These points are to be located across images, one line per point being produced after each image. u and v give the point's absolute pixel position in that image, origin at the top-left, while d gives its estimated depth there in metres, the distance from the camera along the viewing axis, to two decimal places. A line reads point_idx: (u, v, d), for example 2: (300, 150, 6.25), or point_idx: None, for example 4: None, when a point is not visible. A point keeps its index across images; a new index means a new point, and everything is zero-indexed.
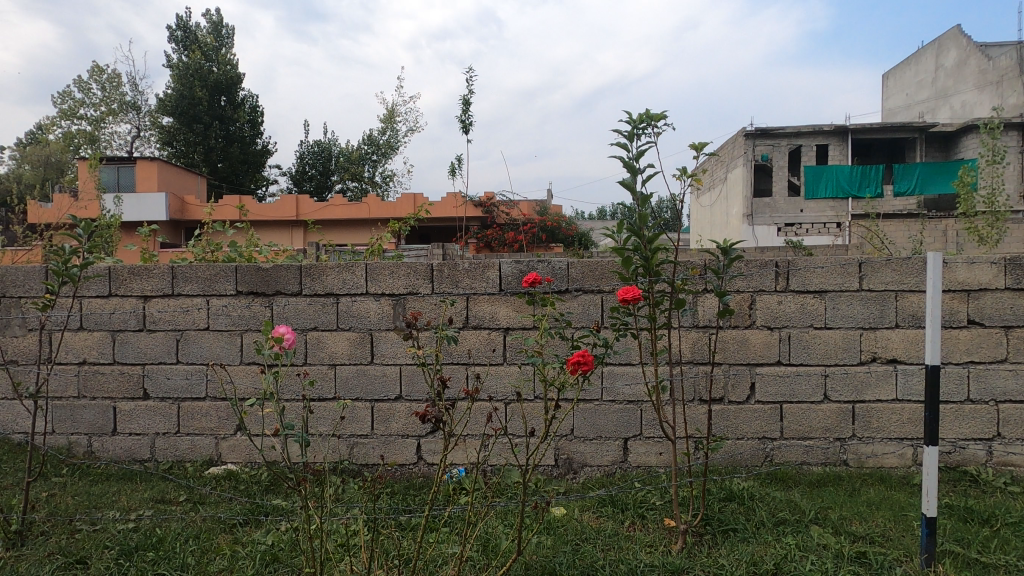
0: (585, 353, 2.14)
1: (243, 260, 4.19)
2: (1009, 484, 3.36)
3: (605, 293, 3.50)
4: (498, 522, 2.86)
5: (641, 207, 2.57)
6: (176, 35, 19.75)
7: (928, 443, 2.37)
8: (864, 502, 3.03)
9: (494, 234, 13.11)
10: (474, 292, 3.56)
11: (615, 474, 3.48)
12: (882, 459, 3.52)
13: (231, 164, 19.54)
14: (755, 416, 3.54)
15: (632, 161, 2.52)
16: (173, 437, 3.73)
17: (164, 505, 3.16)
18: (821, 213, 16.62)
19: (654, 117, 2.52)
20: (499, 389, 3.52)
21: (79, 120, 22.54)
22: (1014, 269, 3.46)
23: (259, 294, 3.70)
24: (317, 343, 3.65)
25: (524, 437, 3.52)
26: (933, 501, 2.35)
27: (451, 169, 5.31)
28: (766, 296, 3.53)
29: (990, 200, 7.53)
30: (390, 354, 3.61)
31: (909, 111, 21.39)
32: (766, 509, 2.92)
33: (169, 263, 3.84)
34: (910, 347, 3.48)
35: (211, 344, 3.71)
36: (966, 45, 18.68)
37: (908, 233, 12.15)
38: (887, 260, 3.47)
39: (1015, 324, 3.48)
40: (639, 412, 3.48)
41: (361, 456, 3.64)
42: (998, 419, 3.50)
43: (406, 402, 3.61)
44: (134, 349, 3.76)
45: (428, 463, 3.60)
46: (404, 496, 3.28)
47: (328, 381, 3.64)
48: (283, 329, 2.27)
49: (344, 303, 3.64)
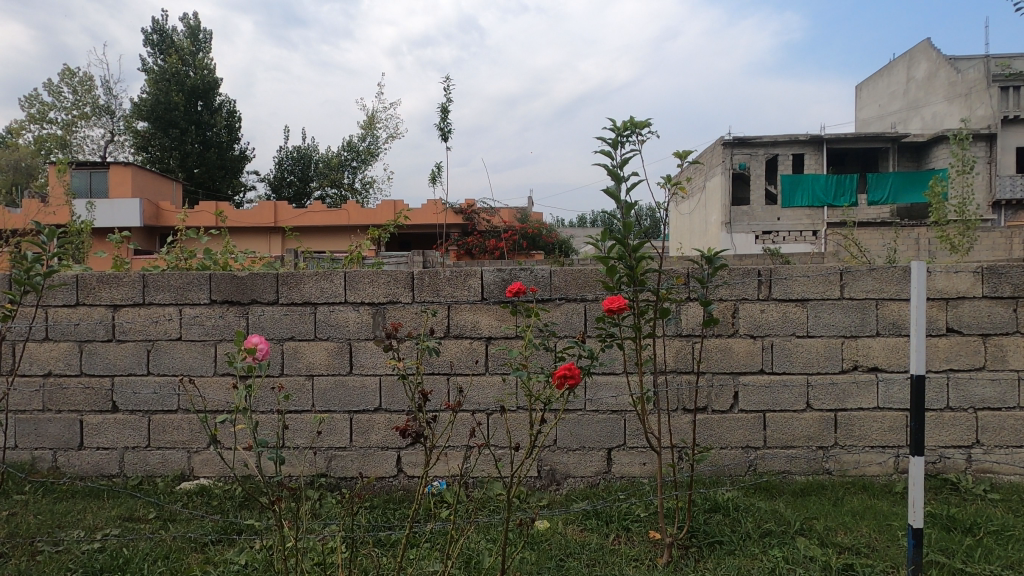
0: (572, 367, 2.09)
1: (217, 268, 4.07)
2: (988, 491, 3.38)
3: (588, 302, 3.46)
4: (481, 537, 2.79)
5: (626, 215, 2.53)
6: (152, 40, 19.49)
7: (914, 453, 2.30)
8: (849, 512, 3.01)
9: (472, 241, 13.22)
10: (456, 301, 3.50)
11: (599, 485, 3.44)
12: (865, 467, 3.52)
13: (208, 169, 19.17)
14: (739, 426, 3.53)
15: (616, 169, 2.49)
16: (143, 452, 3.61)
17: (132, 523, 3.04)
18: (797, 221, 16.84)
19: (638, 124, 2.50)
20: (481, 400, 3.46)
21: (49, 125, 22.10)
22: (991, 278, 3.50)
23: (234, 303, 3.60)
24: (294, 353, 3.55)
25: (506, 448, 3.46)
26: (920, 512, 2.28)
27: (432, 176, 5.23)
28: (749, 305, 3.52)
29: (961, 208, 7.65)
30: (369, 365, 3.53)
31: (882, 121, 21.87)
32: (752, 520, 2.89)
33: (141, 271, 3.73)
34: (892, 355, 3.49)
35: (184, 354, 3.60)
36: (935, 58, 19.15)
37: (883, 240, 12.35)
38: (867, 268, 3.48)
39: (993, 332, 3.51)
40: (623, 422, 3.45)
41: (339, 469, 3.54)
42: (976, 427, 3.52)
43: (386, 413, 3.53)
44: (103, 360, 3.64)
45: (409, 476, 3.53)
46: (384, 511, 3.19)
47: (305, 393, 3.54)
48: (256, 339, 2.18)
49: (322, 313, 3.55)
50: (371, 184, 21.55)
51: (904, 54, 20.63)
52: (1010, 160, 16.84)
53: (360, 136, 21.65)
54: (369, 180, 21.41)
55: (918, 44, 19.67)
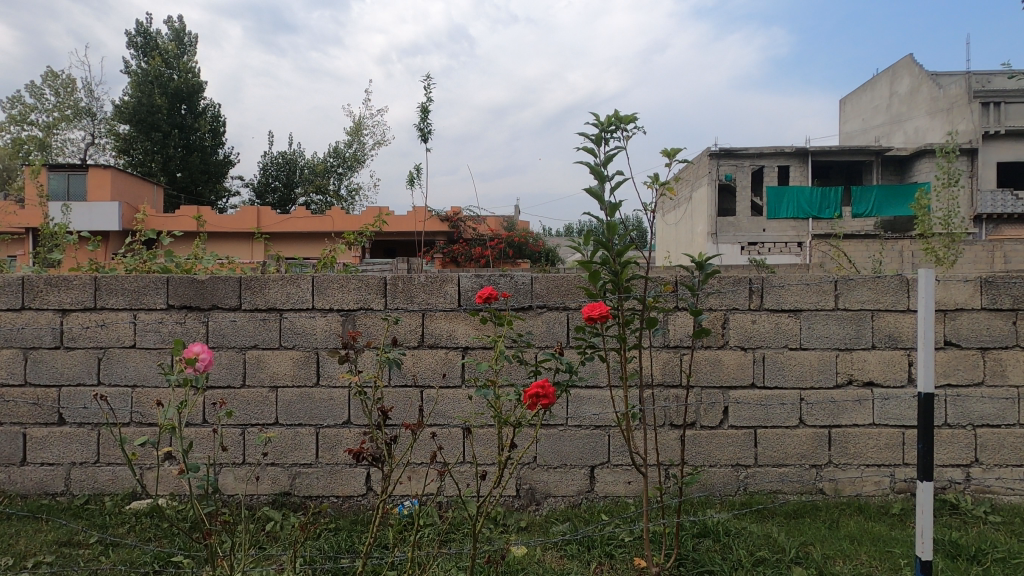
0: (546, 386, 1.90)
1: (180, 271, 3.77)
2: (989, 513, 3.20)
3: (571, 310, 3.27)
4: (451, 566, 2.56)
5: (609, 217, 2.32)
6: (136, 42, 19.16)
7: (923, 478, 2.10)
8: (846, 537, 2.82)
9: (458, 250, 12.59)
10: (430, 308, 3.29)
11: (581, 505, 3.23)
12: (859, 487, 3.34)
13: (191, 173, 18.78)
14: (729, 443, 3.35)
15: (600, 167, 2.29)
16: (91, 468, 3.34)
17: (70, 549, 2.78)
18: (782, 233, 16.89)
19: (623, 119, 2.30)
20: (453, 415, 3.24)
21: (29, 127, 21.64)
22: (990, 289, 3.35)
23: (193, 309, 3.35)
24: (257, 362, 3.31)
25: (481, 465, 3.24)
26: (929, 542, 2.08)
27: (410, 178, 5.00)
28: (740, 315, 3.34)
29: (946, 220, 7.58)
30: (337, 376, 3.29)
31: (865, 135, 22.08)
32: (744, 547, 2.70)
33: (93, 273, 3.47)
34: (888, 370, 3.33)
35: (137, 363, 3.34)
36: (917, 74, 19.38)
37: (868, 251, 12.32)
38: (862, 278, 3.32)
39: (993, 346, 3.36)
40: (607, 438, 3.24)
41: (304, 488, 3.30)
42: (975, 445, 3.37)
43: (354, 427, 3.29)
44: (49, 369, 3.37)
45: (377, 495, 3.30)
46: (349, 534, 2.96)
47: (268, 406, 3.30)
48: (197, 349, 2.03)
49: (287, 320, 3.32)
50: (357, 190, 21.29)
51: (886, 69, 20.86)
52: (991, 174, 16.96)
53: (346, 142, 21.37)
54: (354, 186, 21.14)
55: (901, 59, 19.88)
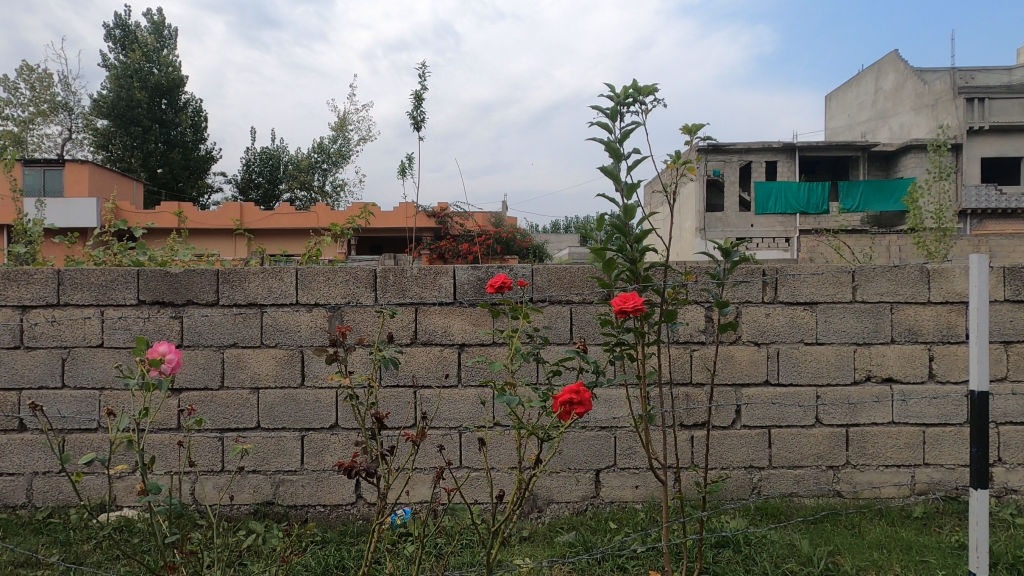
0: (580, 392, 1.70)
1: (153, 265, 3.49)
2: (1015, 516, 3.02)
3: (575, 304, 3.04)
4: None
5: (626, 200, 2.10)
6: (114, 35, 18.65)
7: (978, 486, 1.94)
8: (873, 544, 2.64)
9: (445, 246, 12.26)
10: (424, 302, 3.05)
11: (586, 512, 3.02)
12: (880, 488, 3.16)
13: (171, 169, 18.23)
14: (742, 443, 3.15)
15: (615, 144, 2.07)
16: (55, 478, 3.07)
17: (28, 571, 2.52)
18: (771, 228, 16.76)
19: (641, 90, 2.08)
20: (451, 418, 3.01)
21: (4, 122, 21.00)
22: (1013, 279, 3.16)
23: (166, 305, 3.09)
24: (237, 362, 3.05)
25: (480, 471, 3.01)
26: (984, 557, 1.92)
27: (402, 168, 4.74)
28: (753, 308, 3.15)
29: (938, 214, 7.44)
30: (323, 376, 3.05)
31: (850, 131, 22.07)
32: (767, 559, 2.52)
33: (57, 267, 3.18)
34: (907, 365, 3.14)
35: (105, 363, 3.07)
36: (902, 70, 19.34)
37: (858, 247, 12.25)
38: (880, 268, 3.14)
39: (1015, 340, 3.18)
40: (613, 440, 3.03)
41: (288, 496, 3.05)
42: (998, 443, 3.20)
43: (342, 432, 3.05)
44: (8, 371, 3.08)
45: (368, 504, 3.06)
46: (338, 547, 2.74)
47: (249, 409, 3.04)
48: (163, 348, 1.81)
49: (269, 315, 3.06)
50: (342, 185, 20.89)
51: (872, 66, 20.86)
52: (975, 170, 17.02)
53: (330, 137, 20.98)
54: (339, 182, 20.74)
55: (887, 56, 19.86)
